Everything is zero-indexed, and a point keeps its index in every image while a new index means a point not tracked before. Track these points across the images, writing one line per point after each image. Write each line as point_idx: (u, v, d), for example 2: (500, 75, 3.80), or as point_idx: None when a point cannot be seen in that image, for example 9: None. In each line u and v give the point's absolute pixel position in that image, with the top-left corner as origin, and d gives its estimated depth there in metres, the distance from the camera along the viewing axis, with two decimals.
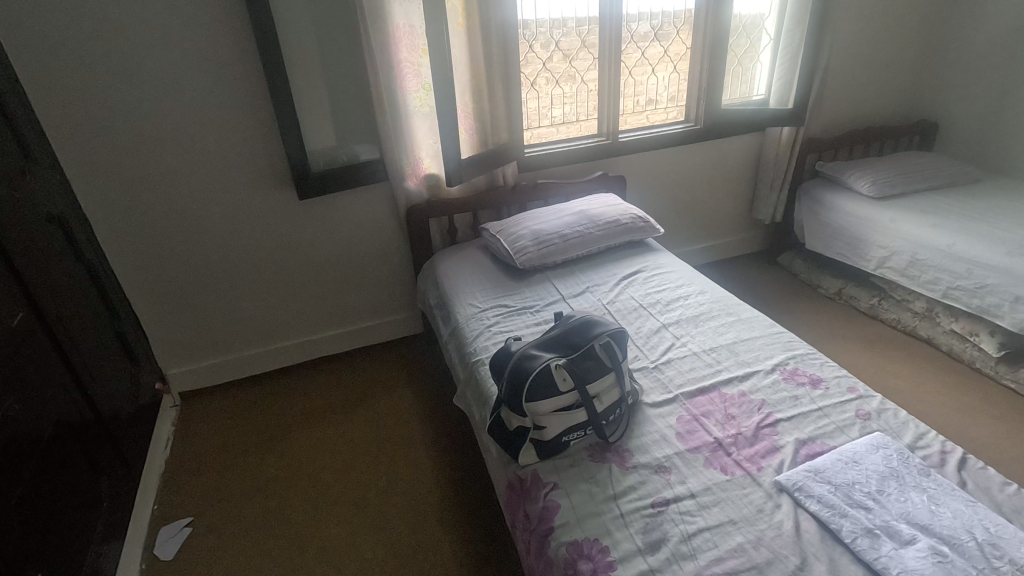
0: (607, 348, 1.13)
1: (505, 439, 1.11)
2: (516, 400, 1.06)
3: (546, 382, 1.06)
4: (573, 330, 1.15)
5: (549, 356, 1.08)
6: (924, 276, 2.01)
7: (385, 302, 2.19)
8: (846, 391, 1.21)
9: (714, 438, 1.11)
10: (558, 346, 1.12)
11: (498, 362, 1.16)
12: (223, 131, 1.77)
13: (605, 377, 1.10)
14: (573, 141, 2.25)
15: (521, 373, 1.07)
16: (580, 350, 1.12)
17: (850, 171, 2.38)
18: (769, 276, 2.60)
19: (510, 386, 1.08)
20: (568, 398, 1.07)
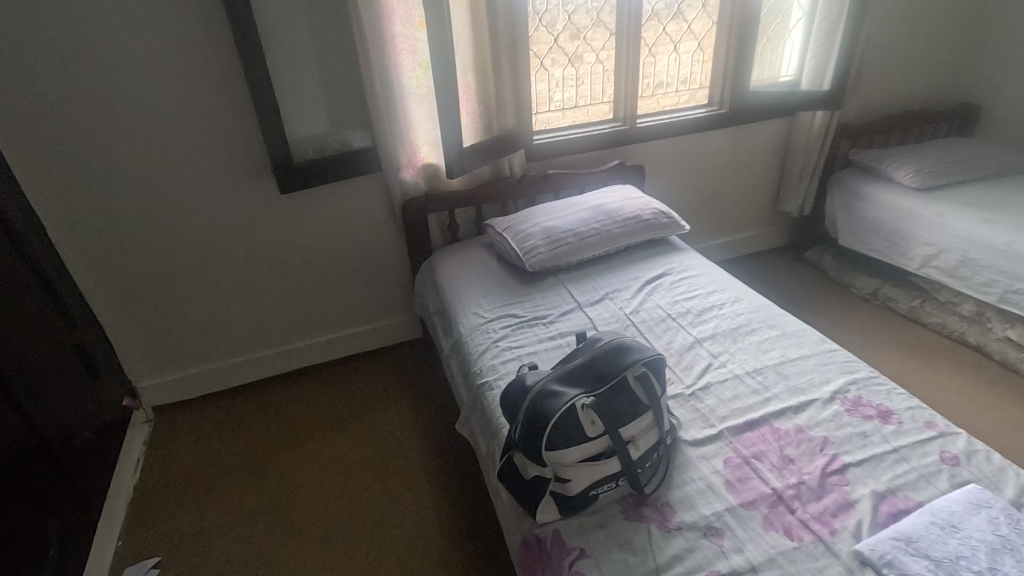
0: (643, 380, 0.93)
1: (518, 491, 0.92)
2: (533, 447, 0.87)
3: (569, 425, 0.87)
4: (601, 356, 0.95)
5: (574, 393, 0.88)
6: (977, 277, 1.81)
7: (379, 305, 1.99)
8: (922, 427, 1.02)
9: (772, 489, 0.92)
10: (584, 378, 0.92)
11: (508, 396, 0.96)
12: (191, 117, 1.55)
13: (642, 416, 0.91)
14: (587, 127, 2.03)
15: (539, 414, 0.88)
16: (611, 384, 0.92)
17: (889, 160, 2.16)
18: (795, 273, 2.41)
19: (525, 429, 0.89)
20: (597, 444, 0.88)
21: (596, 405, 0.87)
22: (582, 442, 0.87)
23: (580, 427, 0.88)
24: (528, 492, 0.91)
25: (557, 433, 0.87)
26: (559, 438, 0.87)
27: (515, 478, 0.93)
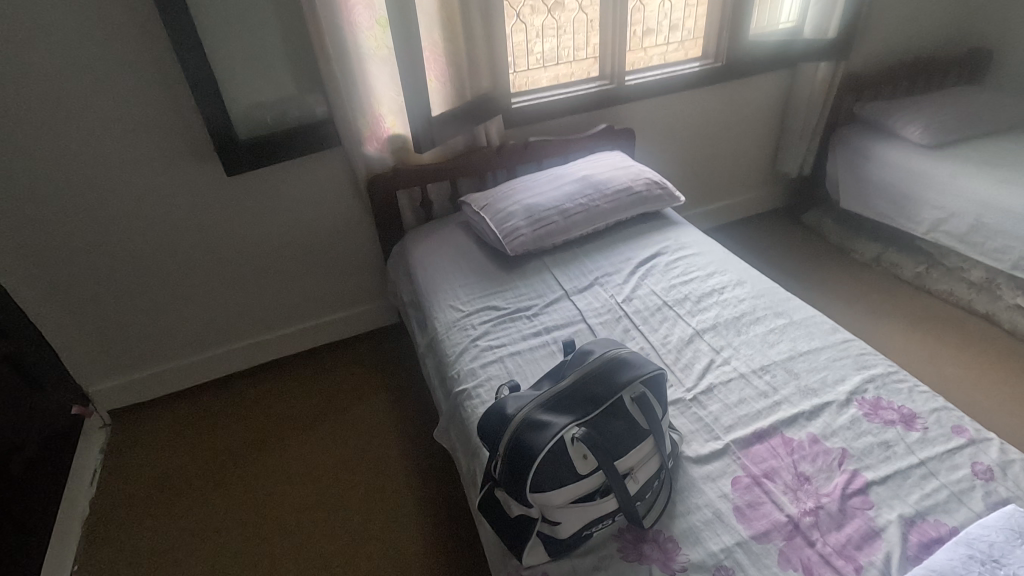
0: (642, 402, 0.81)
1: (501, 531, 0.81)
2: (516, 489, 0.76)
3: (558, 462, 0.76)
4: (592, 375, 0.83)
5: (562, 424, 0.76)
6: (991, 243, 1.69)
7: (352, 290, 1.84)
8: (950, 433, 0.92)
9: (788, 516, 0.82)
10: (574, 404, 0.79)
11: (486, 422, 0.84)
12: (114, 92, 1.34)
13: (641, 445, 0.79)
14: (571, 86, 1.84)
15: (522, 451, 0.76)
16: (605, 409, 0.80)
17: (897, 114, 2.00)
18: (794, 238, 2.28)
19: (506, 466, 0.77)
20: (590, 481, 0.76)
21: (589, 439, 0.75)
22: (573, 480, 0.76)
23: (570, 463, 0.76)
24: (511, 533, 0.80)
25: (544, 471, 0.75)
26: (546, 477, 0.75)
27: (496, 515, 0.82)
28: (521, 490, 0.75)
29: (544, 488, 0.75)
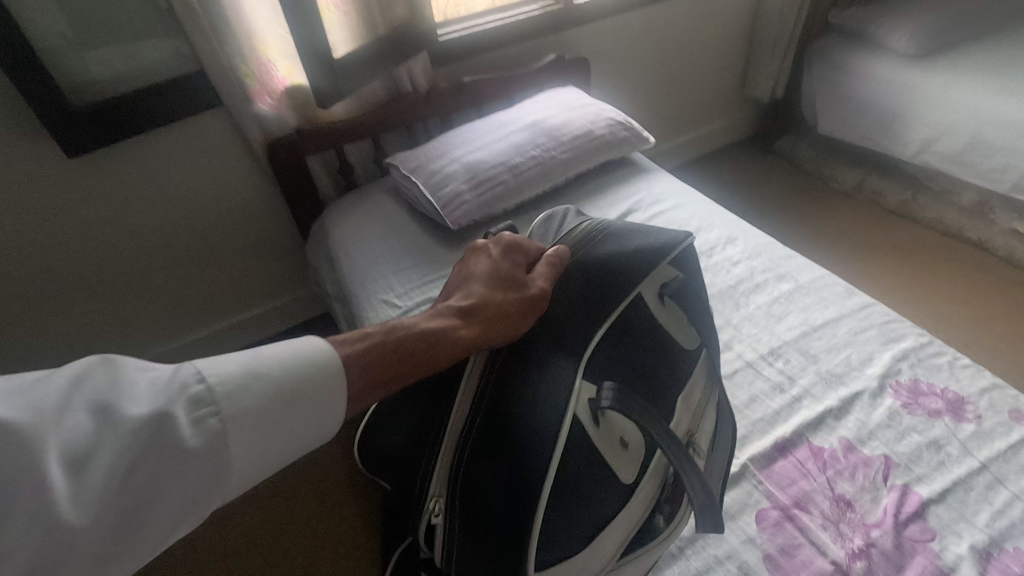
0: (663, 318, 0.73)
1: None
2: (509, 535, 0.53)
3: (592, 476, 0.59)
4: (581, 258, 0.74)
5: (572, 390, 0.58)
6: (988, 163, 1.51)
7: (274, 280, 1.55)
8: (1008, 422, 0.74)
9: (833, 564, 0.63)
10: (571, 334, 0.65)
11: (389, 444, 0.67)
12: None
13: (681, 405, 0.68)
14: (510, 11, 1.53)
15: (505, 449, 0.57)
16: (630, 349, 0.68)
17: (881, 19, 1.75)
18: (767, 170, 2.09)
19: (469, 497, 0.56)
20: (644, 491, 0.61)
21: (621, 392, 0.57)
22: (620, 507, 0.59)
23: (612, 469, 0.60)
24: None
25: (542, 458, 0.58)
26: (567, 505, 0.57)
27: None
28: (523, 543, 0.53)
29: (573, 543, 0.56)
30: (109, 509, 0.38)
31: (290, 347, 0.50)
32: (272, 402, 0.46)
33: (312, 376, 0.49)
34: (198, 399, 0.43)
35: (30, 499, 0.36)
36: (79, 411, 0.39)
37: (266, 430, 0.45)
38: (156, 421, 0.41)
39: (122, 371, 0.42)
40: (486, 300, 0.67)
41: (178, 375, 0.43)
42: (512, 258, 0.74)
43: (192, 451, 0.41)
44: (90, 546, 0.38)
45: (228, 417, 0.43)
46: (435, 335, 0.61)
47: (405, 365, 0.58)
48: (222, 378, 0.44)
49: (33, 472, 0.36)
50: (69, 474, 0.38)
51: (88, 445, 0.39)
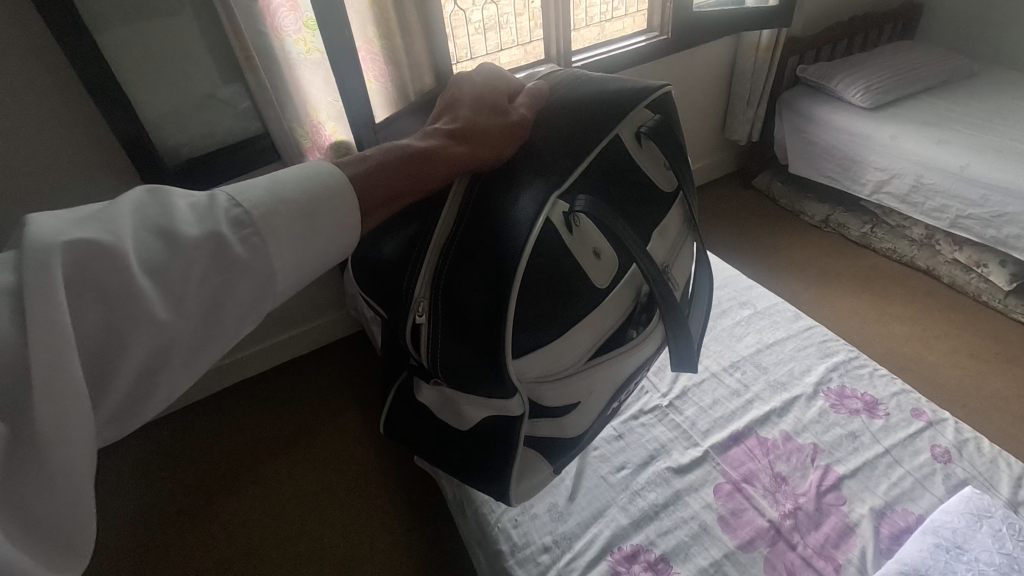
0: (641, 160, 0.74)
1: (472, 466, 0.74)
2: (490, 328, 0.60)
3: (570, 276, 0.65)
4: (566, 95, 0.72)
5: (545, 202, 0.60)
6: (930, 203, 1.75)
7: (313, 303, 1.79)
8: (910, 417, 0.97)
9: (769, 522, 0.85)
10: (550, 161, 0.64)
11: (377, 254, 0.68)
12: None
13: (656, 235, 0.74)
14: (518, 73, 1.79)
15: (488, 254, 0.60)
16: (615, 181, 0.70)
17: (838, 75, 2.02)
18: (746, 204, 2.34)
19: (453, 301, 0.61)
20: (617, 292, 0.70)
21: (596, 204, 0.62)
22: (595, 306, 0.67)
23: (585, 274, 0.66)
24: (490, 476, 0.74)
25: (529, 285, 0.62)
26: (541, 303, 0.64)
27: (452, 428, 0.75)
28: (501, 333, 0.59)
29: (548, 336, 0.65)
30: (186, 307, 0.44)
31: (294, 172, 0.52)
32: (299, 218, 0.50)
33: (326, 195, 0.52)
34: (237, 220, 0.47)
35: (129, 303, 0.41)
36: (145, 235, 0.44)
37: (297, 235, 0.50)
38: (211, 238, 0.45)
39: (166, 200, 0.46)
40: (473, 121, 0.63)
41: (215, 200, 0.48)
42: (493, 82, 0.68)
43: (242, 258, 0.46)
44: (181, 335, 0.44)
45: (265, 229, 0.48)
46: (433, 159, 0.59)
47: (401, 186, 0.57)
48: (251, 201, 0.48)
49: (126, 281, 0.41)
50: (157, 282, 0.43)
51: (163, 256, 0.43)
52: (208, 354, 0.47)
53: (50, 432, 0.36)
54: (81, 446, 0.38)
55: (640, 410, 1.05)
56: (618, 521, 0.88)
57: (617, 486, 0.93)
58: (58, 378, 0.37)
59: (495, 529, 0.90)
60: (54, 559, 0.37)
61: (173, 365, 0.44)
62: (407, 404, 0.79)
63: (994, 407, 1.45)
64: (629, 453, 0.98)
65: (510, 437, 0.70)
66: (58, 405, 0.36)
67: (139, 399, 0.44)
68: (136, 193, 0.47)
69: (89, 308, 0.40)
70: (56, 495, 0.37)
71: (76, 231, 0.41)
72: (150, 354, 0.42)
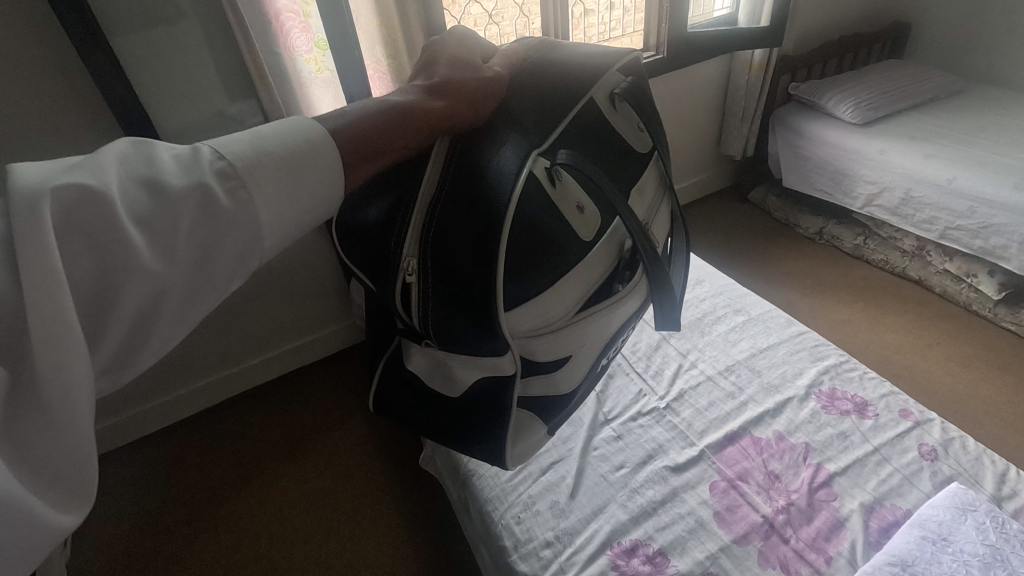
0: (619, 124, 0.77)
1: (463, 428, 0.77)
2: (479, 285, 0.63)
3: (554, 232, 0.69)
4: (541, 64, 0.71)
5: (526, 157, 0.61)
6: (920, 215, 1.80)
7: (320, 313, 1.83)
8: (899, 417, 1.01)
9: (763, 517, 0.88)
10: (528, 119, 0.65)
11: (363, 220, 0.71)
12: (25, 129, 1.23)
13: (636, 193, 0.77)
14: None
15: (473, 216, 0.63)
16: (593, 142, 0.73)
17: (828, 93, 2.09)
18: (741, 218, 2.40)
19: (441, 259, 0.64)
20: (602, 247, 0.73)
21: (575, 155, 0.65)
22: (578, 258, 0.71)
23: (570, 228, 0.70)
24: (491, 451, 0.78)
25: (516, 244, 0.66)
26: (526, 258, 0.67)
27: (441, 396, 0.78)
28: (490, 290, 0.63)
29: (534, 289, 0.69)
30: (180, 259, 0.40)
31: (284, 125, 0.47)
32: (286, 171, 0.44)
33: (315, 148, 0.47)
34: (223, 172, 0.42)
35: (117, 251, 0.37)
36: (131, 184, 0.39)
37: (288, 189, 0.45)
38: (198, 189, 0.40)
39: (152, 150, 0.42)
40: (450, 76, 0.61)
41: (201, 153, 0.43)
42: (464, 42, 0.66)
43: (231, 210, 0.42)
44: (173, 287, 0.40)
45: (253, 181, 0.43)
46: (420, 113, 0.55)
47: (390, 139, 0.52)
48: (237, 153, 0.43)
49: (113, 229, 0.37)
50: (143, 231, 0.38)
51: (147, 206, 0.39)
52: (201, 309, 0.43)
53: (48, 376, 0.33)
54: (81, 392, 0.35)
55: (639, 412, 1.09)
56: (617, 517, 0.91)
57: (616, 484, 0.96)
58: (53, 323, 0.33)
59: (498, 526, 0.93)
60: (59, 499, 0.35)
61: (165, 318, 0.40)
62: (396, 374, 0.82)
63: (986, 413, 1.49)
64: (628, 452, 1.01)
65: (501, 398, 0.74)
66: (54, 349, 0.33)
67: (134, 351, 0.40)
68: (120, 145, 0.42)
69: (78, 255, 0.36)
70: (53, 440, 0.34)
71: (61, 178, 0.37)
72: (142, 305, 0.38)
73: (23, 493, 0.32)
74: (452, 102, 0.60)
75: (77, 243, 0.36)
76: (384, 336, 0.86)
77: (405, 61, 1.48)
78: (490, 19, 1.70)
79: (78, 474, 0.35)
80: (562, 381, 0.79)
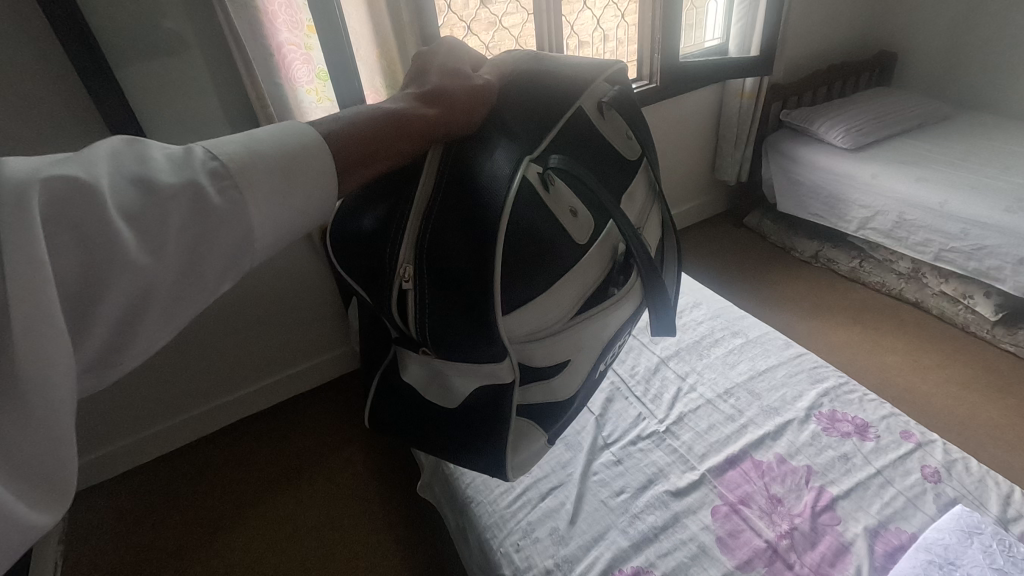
0: (606, 133, 0.77)
1: (458, 441, 0.77)
2: (477, 292, 0.64)
3: (548, 234, 0.69)
4: (533, 78, 0.72)
5: (519, 162, 0.64)
6: (913, 237, 1.82)
7: (318, 340, 1.84)
8: (900, 439, 1.00)
9: (766, 542, 0.87)
10: (519, 128, 0.67)
11: (357, 227, 0.71)
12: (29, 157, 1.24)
13: (627, 198, 0.78)
14: None
15: (471, 226, 0.64)
16: (585, 149, 0.73)
17: (819, 119, 2.13)
18: (738, 242, 2.42)
19: (438, 264, 0.65)
20: (594, 252, 0.74)
21: (568, 162, 0.67)
22: (573, 261, 0.72)
23: (565, 233, 0.71)
24: (489, 467, 0.77)
25: (512, 252, 0.67)
26: (524, 262, 0.67)
27: (439, 408, 0.78)
28: (489, 297, 0.64)
29: (532, 292, 0.69)
30: (169, 256, 0.40)
31: (278, 130, 0.48)
32: (278, 172, 0.45)
33: (307, 152, 0.48)
34: (216, 173, 0.43)
35: (105, 246, 0.37)
36: (123, 181, 0.40)
37: (280, 191, 0.45)
38: (189, 187, 0.41)
39: (144, 149, 0.43)
40: (443, 85, 0.62)
41: (194, 154, 0.43)
42: (455, 53, 0.68)
43: (222, 211, 0.42)
44: (162, 284, 0.40)
45: (246, 182, 0.43)
46: (415, 123, 0.56)
47: (384, 148, 0.54)
48: (230, 155, 0.44)
49: (104, 225, 0.37)
50: (132, 228, 0.39)
51: (138, 203, 0.39)
52: (189, 309, 0.43)
53: (31, 371, 0.33)
54: (63, 388, 0.35)
55: (639, 436, 1.08)
56: (618, 543, 0.89)
57: (616, 510, 0.95)
58: (37, 314, 0.33)
59: (497, 554, 0.91)
60: (33, 497, 0.34)
61: (153, 316, 0.40)
62: (392, 392, 0.82)
63: (988, 434, 1.47)
64: (628, 477, 1.00)
65: (500, 408, 0.74)
66: (37, 341, 0.33)
67: (118, 349, 0.40)
68: (111, 142, 0.43)
69: (66, 248, 0.36)
70: (33, 437, 0.34)
71: (52, 169, 0.37)
72: (129, 301, 0.39)
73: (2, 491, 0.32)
74: (447, 112, 0.61)
75: (65, 237, 0.36)
76: (379, 350, 0.85)
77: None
78: (487, 50, 1.74)
79: (56, 472, 0.35)
80: (556, 388, 0.79)
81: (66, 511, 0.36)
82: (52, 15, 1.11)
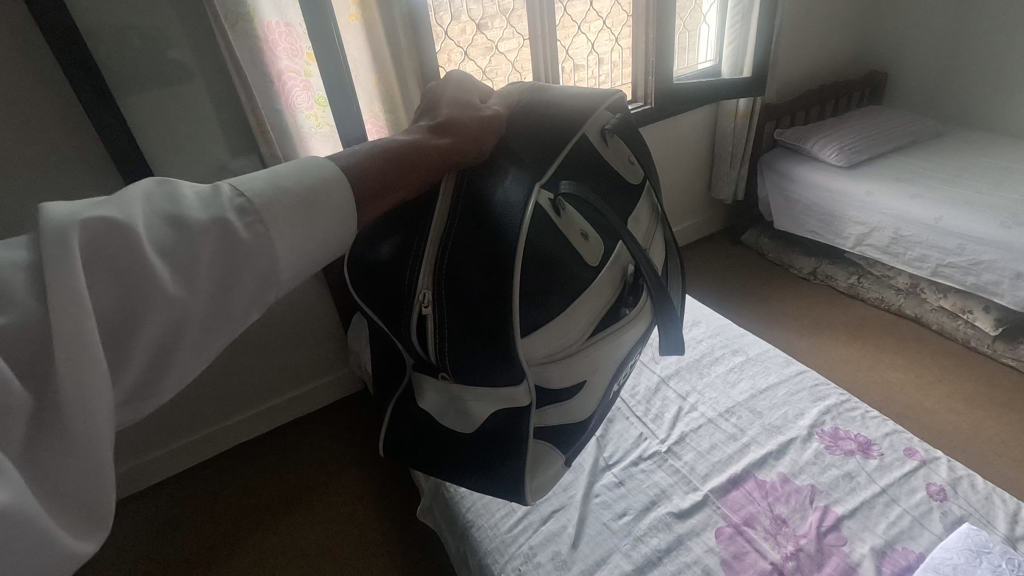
0: (608, 157, 0.78)
1: (470, 467, 0.77)
2: (493, 315, 0.64)
3: (563, 256, 0.69)
4: (532, 109, 0.74)
5: (531, 189, 0.64)
6: (911, 253, 1.83)
7: (316, 364, 1.83)
8: (903, 456, 0.99)
9: (772, 564, 0.85)
10: (526, 153, 0.68)
11: (375, 257, 0.72)
12: (31, 185, 1.25)
13: (633, 220, 0.79)
14: None
15: (481, 248, 0.64)
16: (592, 173, 0.74)
17: (813, 138, 2.16)
18: (735, 260, 2.43)
19: (453, 286, 0.65)
20: (606, 273, 0.74)
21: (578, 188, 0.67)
22: (588, 283, 0.72)
23: (577, 254, 0.71)
24: (501, 489, 0.77)
25: (527, 275, 0.67)
26: (534, 286, 0.67)
27: (456, 431, 0.77)
28: (505, 320, 0.63)
29: (547, 315, 0.69)
30: (201, 289, 0.41)
31: (301, 164, 0.49)
32: (301, 206, 0.46)
33: (329, 186, 0.48)
34: (242, 208, 0.43)
35: (140, 282, 0.37)
36: (156, 219, 0.40)
37: (303, 224, 0.46)
38: (217, 223, 0.42)
39: (177, 187, 0.43)
40: (453, 115, 0.63)
41: (222, 191, 0.44)
42: (464, 85, 0.69)
43: (250, 244, 0.43)
44: (194, 316, 0.40)
45: (271, 216, 0.44)
46: (427, 152, 0.57)
47: (400, 177, 0.54)
48: (255, 191, 0.45)
49: (139, 262, 0.38)
50: (167, 264, 0.39)
51: (171, 240, 0.40)
52: (221, 340, 0.43)
53: (73, 403, 0.33)
54: (103, 418, 0.35)
55: (640, 456, 1.07)
56: (621, 567, 0.88)
57: (619, 533, 0.93)
58: (78, 349, 0.34)
59: None
60: (75, 527, 0.34)
61: (186, 348, 0.41)
62: (405, 415, 0.80)
63: (994, 451, 1.46)
64: (630, 499, 0.99)
65: (518, 430, 0.73)
66: (76, 375, 0.33)
67: (153, 381, 0.40)
68: (145, 182, 0.44)
69: (102, 285, 0.37)
70: (75, 467, 0.34)
71: (90, 211, 0.38)
72: (163, 333, 0.39)
73: (47, 519, 0.32)
74: (457, 141, 0.62)
75: (102, 275, 0.37)
76: (393, 375, 0.85)
77: (402, 115, 1.54)
78: (484, 75, 1.78)
79: (98, 503, 0.35)
80: (574, 409, 0.79)
81: (106, 537, 0.36)
82: (60, 48, 1.14)
